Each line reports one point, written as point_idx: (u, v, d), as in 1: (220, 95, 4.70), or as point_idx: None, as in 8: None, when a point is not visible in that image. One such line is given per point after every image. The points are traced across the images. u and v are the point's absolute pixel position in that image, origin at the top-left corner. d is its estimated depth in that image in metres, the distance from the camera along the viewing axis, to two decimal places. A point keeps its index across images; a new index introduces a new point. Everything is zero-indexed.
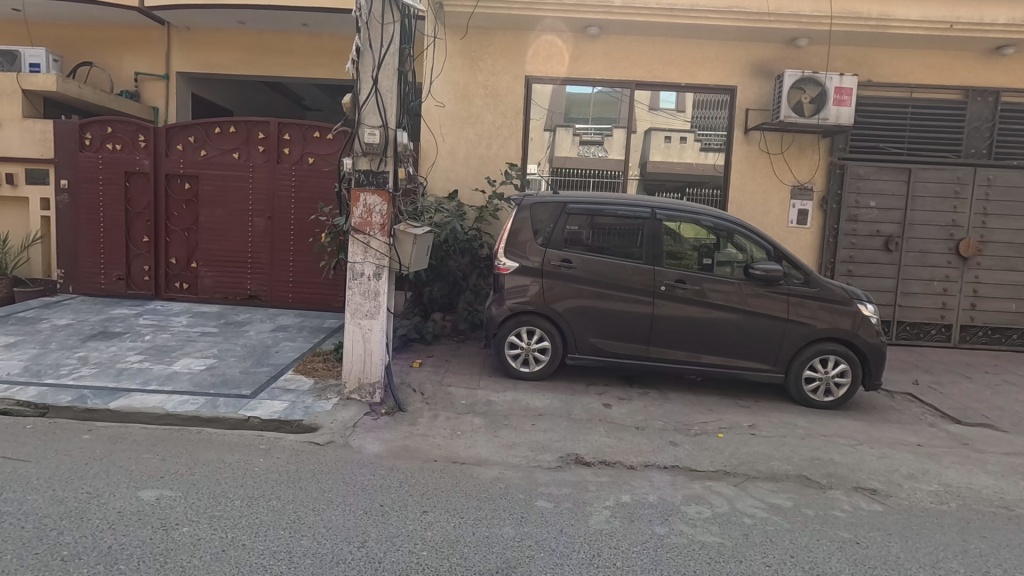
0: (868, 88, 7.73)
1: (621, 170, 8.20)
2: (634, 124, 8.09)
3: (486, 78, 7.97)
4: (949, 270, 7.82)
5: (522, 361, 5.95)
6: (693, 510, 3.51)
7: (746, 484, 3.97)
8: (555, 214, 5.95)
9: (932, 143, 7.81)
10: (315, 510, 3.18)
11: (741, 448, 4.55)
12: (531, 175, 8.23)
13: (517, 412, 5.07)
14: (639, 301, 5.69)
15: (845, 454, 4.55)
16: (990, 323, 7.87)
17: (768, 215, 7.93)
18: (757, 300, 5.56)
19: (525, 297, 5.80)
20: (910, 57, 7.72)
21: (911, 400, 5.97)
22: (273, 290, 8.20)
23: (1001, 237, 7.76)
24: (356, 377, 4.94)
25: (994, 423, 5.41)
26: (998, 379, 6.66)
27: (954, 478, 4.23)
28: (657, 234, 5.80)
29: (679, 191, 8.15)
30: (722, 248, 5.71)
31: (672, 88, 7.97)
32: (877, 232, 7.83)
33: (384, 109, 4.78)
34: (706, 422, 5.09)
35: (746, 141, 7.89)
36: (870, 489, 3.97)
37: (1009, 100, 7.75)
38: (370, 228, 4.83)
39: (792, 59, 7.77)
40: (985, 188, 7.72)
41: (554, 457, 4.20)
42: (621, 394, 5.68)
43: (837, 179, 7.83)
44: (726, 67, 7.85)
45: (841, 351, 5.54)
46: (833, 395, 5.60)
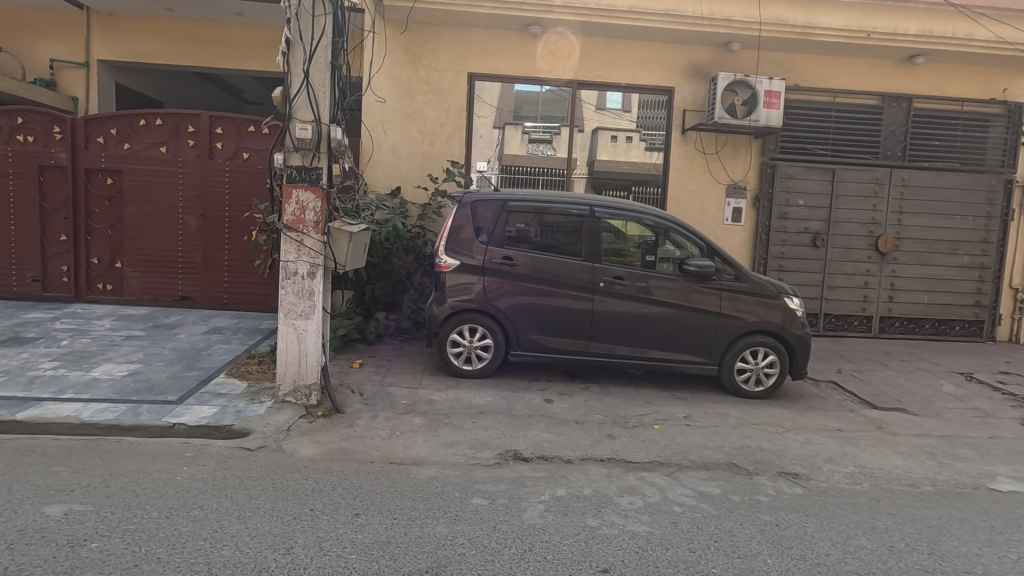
0: (797, 91, 8.10)
1: (568, 169, 8.28)
2: (580, 122, 8.19)
3: (428, 75, 7.91)
4: (870, 264, 8.32)
5: (464, 359, 5.93)
6: (626, 500, 3.60)
7: (678, 473, 4.10)
8: (498, 212, 5.97)
9: (854, 145, 8.26)
10: (240, 518, 3.06)
11: (675, 439, 4.70)
12: (479, 173, 8.23)
13: (459, 410, 5.06)
14: (580, 297, 5.78)
15: (772, 441, 4.77)
16: (906, 313, 8.43)
17: (705, 213, 8.22)
18: (693, 295, 5.74)
19: (468, 295, 5.79)
20: (834, 63, 8.13)
21: (834, 387, 6.34)
22: (207, 290, 7.85)
23: (915, 234, 8.31)
24: (291, 379, 4.80)
25: (907, 407, 5.80)
26: (912, 366, 7.15)
27: (869, 460, 4.50)
28: (597, 232, 5.89)
29: (625, 189, 8.32)
30: (662, 245, 5.86)
31: (617, 88, 8.12)
32: (805, 229, 8.25)
33: (316, 103, 4.66)
34: (644, 415, 5.23)
35: (684, 141, 8.15)
36: (793, 474, 4.17)
37: (922, 106, 8.27)
38: (303, 225, 4.71)
39: (727, 62, 8.06)
40: (900, 188, 8.25)
41: (493, 454, 4.22)
42: (563, 390, 5.76)
43: (769, 178, 8.18)
44: (665, 69, 8.06)
45: (770, 343, 5.80)
46: (763, 385, 5.85)
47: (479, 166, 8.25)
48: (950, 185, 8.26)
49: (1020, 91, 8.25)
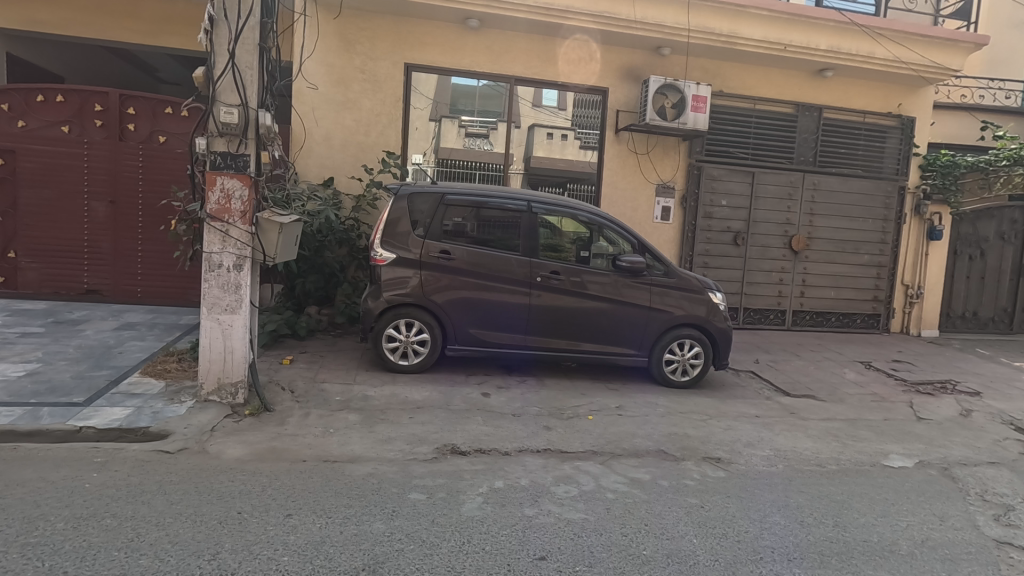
0: (721, 97, 8.54)
1: (505, 164, 8.31)
2: (517, 118, 8.24)
3: (363, 63, 7.69)
4: (784, 262, 8.94)
5: (401, 354, 5.86)
6: (562, 489, 3.69)
7: (611, 461, 4.25)
8: (435, 205, 5.92)
9: (772, 150, 8.81)
10: (159, 525, 2.88)
11: (608, 428, 4.88)
12: (415, 165, 8.10)
13: (395, 406, 4.99)
14: (517, 292, 5.84)
15: (697, 428, 5.05)
16: (816, 307, 9.13)
17: (636, 211, 8.53)
18: (625, 290, 5.94)
19: (404, 290, 5.72)
20: (754, 72, 8.63)
21: (753, 376, 6.78)
22: (118, 283, 7.27)
23: (823, 234, 9.01)
24: (215, 377, 4.55)
25: (815, 394, 6.30)
26: (820, 356, 7.76)
27: (782, 443, 4.86)
28: (534, 228, 5.97)
29: (561, 186, 8.48)
30: (596, 241, 6.03)
31: (553, 87, 8.25)
32: (727, 228, 8.75)
33: (243, 87, 4.42)
34: (578, 406, 5.38)
35: (617, 141, 8.40)
36: (716, 458, 4.43)
37: (831, 116, 8.93)
38: (228, 215, 4.47)
39: (657, 66, 8.37)
40: (811, 191, 8.91)
41: (430, 449, 4.19)
42: (500, 383, 5.82)
43: (695, 179, 8.59)
44: (600, 69, 8.27)
45: (695, 335, 6.11)
46: (689, 375, 6.16)
47: (414, 158, 8.11)
48: (853, 190, 9.01)
49: (913, 107, 9.09)
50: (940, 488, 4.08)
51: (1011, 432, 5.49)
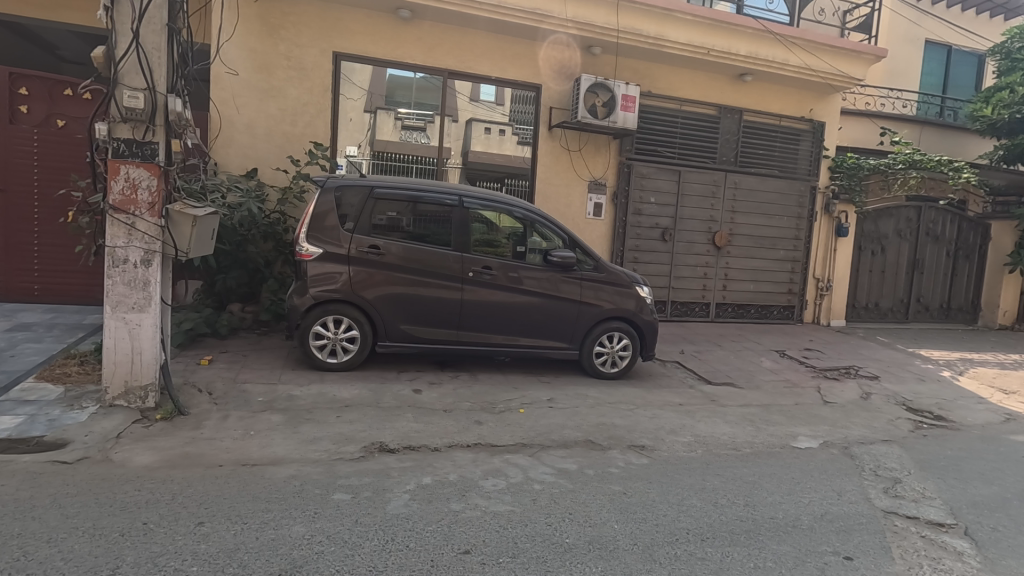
0: (650, 97, 8.82)
1: (443, 158, 8.22)
2: (453, 112, 8.18)
3: (288, 49, 7.39)
4: (708, 257, 9.38)
5: (329, 351, 5.70)
6: (490, 483, 3.72)
7: (540, 452, 4.32)
8: (364, 199, 5.78)
9: (697, 150, 9.19)
10: (51, 541, 2.67)
11: (538, 421, 4.95)
12: (350, 158, 7.88)
13: (322, 405, 4.86)
14: (448, 287, 5.80)
15: (624, 417, 5.22)
16: (737, 300, 9.64)
17: (570, 207, 8.68)
18: (556, 285, 6.04)
19: (332, 286, 5.56)
20: (681, 74, 8.96)
21: (678, 367, 7.08)
22: (9, 280, 6.63)
23: (744, 231, 9.51)
24: (122, 380, 4.25)
25: (734, 381, 6.67)
26: (740, 346, 8.22)
27: (703, 429, 5.12)
28: (466, 223, 5.95)
29: (498, 181, 8.49)
30: (528, 236, 6.09)
31: (489, 82, 8.24)
32: (656, 225, 9.06)
33: (150, 70, 4.14)
34: (510, 400, 5.43)
35: (550, 137, 8.51)
36: (640, 446, 4.60)
37: (750, 118, 9.42)
38: (135, 207, 4.18)
39: (589, 65, 8.53)
40: (732, 190, 9.39)
41: (357, 448, 4.11)
42: (432, 379, 5.78)
43: (625, 176, 8.84)
44: (534, 66, 8.34)
45: (624, 328, 6.30)
46: (618, 366, 6.35)
47: (349, 150, 7.89)
48: (770, 189, 9.57)
49: (823, 112, 9.74)
50: (840, 466, 4.43)
51: (903, 412, 6.02)
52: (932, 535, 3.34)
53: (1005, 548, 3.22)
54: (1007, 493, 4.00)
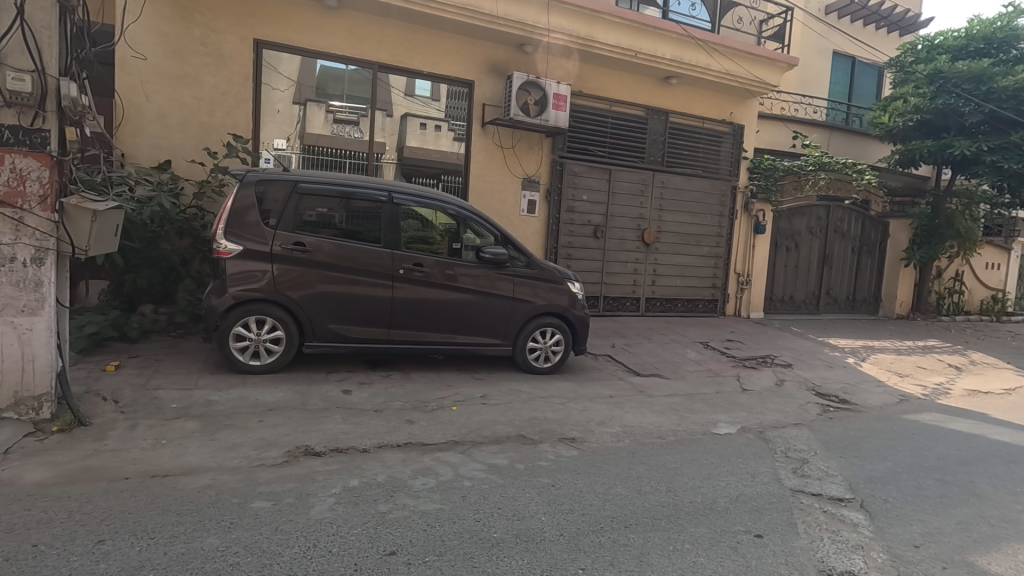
0: (581, 97, 9.00)
1: (378, 153, 8.06)
2: (387, 106, 8.03)
3: (203, 34, 6.98)
4: (638, 253, 9.69)
5: (252, 354, 5.46)
6: (419, 482, 3.68)
7: (471, 449, 4.32)
8: (287, 194, 5.55)
9: (626, 149, 9.47)
10: None
11: (471, 418, 4.95)
12: (278, 151, 7.59)
13: (243, 409, 4.64)
14: (378, 285, 5.68)
15: (555, 411, 5.31)
16: (665, 295, 10.01)
17: (503, 203, 8.72)
18: (488, 281, 6.04)
19: (253, 285, 5.32)
20: (610, 75, 9.19)
21: (609, 360, 7.29)
22: None
23: (670, 228, 9.90)
24: (9, 390, 3.87)
25: (661, 373, 6.95)
26: (668, 338, 8.56)
27: (630, 420, 5.30)
28: (396, 219, 5.83)
29: (435, 177, 8.40)
30: (460, 233, 6.06)
31: (424, 77, 8.14)
32: (588, 222, 9.27)
33: (37, 50, 3.78)
34: (443, 397, 5.40)
35: (483, 134, 8.50)
36: (570, 439, 4.69)
37: (676, 120, 9.80)
38: (22, 200, 3.82)
39: (521, 63, 8.59)
40: (659, 189, 9.74)
41: (280, 453, 3.95)
42: (362, 379, 5.65)
43: (558, 174, 8.98)
44: (466, 62, 8.30)
45: (556, 324, 6.40)
46: (551, 361, 6.45)
47: (277, 143, 7.60)
48: (695, 188, 10.00)
49: (742, 115, 10.28)
50: (755, 449, 4.71)
51: (812, 397, 6.48)
52: (833, 509, 3.61)
53: (894, 517, 3.53)
54: (898, 468, 4.39)
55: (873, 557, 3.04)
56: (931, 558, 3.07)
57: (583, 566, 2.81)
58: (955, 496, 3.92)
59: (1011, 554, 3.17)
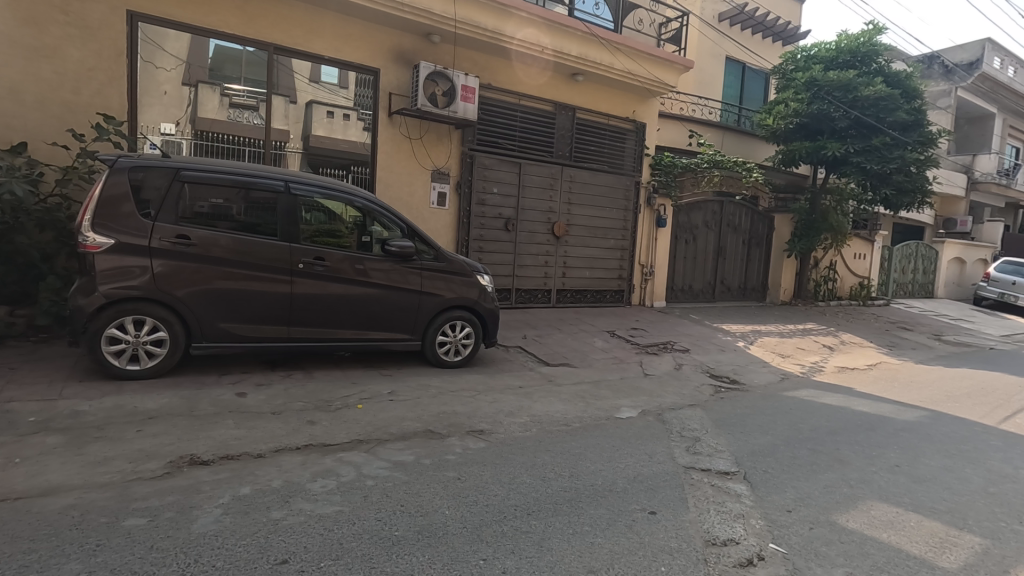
0: (490, 90, 9.01)
1: (282, 142, 7.66)
2: (290, 92, 7.64)
3: (65, 2, 6.25)
4: (548, 246, 9.88)
5: (129, 357, 4.97)
6: (318, 484, 3.53)
7: (376, 447, 4.20)
8: (169, 182, 5.10)
9: (536, 143, 9.60)
10: None
11: (377, 415, 4.82)
12: (166, 135, 7.03)
13: (118, 419, 4.21)
14: (275, 280, 5.36)
15: (465, 404, 5.30)
16: (575, 286, 10.29)
17: (413, 196, 8.54)
18: (395, 275, 5.89)
19: (129, 282, 4.84)
20: (518, 69, 9.26)
21: (520, 351, 7.39)
22: None
23: (579, 221, 10.17)
24: None
25: (570, 362, 7.15)
26: (577, 328, 8.82)
27: (538, 409, 5.40)
28: (294, 210, 5.51)
29: (344, 168, 8.11)
30: (365, 225, 5.86)
31: (331, 63, 7.81)
32: (499, 215, 9.31)
33: None
34: (348, 396, 5.21)
35: (390, 124, 8.26)
36: (478, 431, 4.70)
37: (583, 116, 10.07)
38: None
39: (428, 52, 8.43)
40: (568, 183, 9.98)
41: (161, 464, 3.63)
42: (259, 381, 5.33)
43: (468, 167, 8.94)
44: (372, 49, 8.02)
45: (466, 317, 6.37)
46: (461, 354, 6.43)
47: (164, 128, 7.03)
48: (601, 183, 10.35)
49: (644, 114, 10.75)
50: (653, 431, 4.97)
51: (706, 379, 6.94)
52: (719, 483, 3.88)
53: (771, 486, 3.86)
54: (777, 440, 4.81)
55: (752, 524, 3.30)
56: (800, 520, 3.38)
57: (484, 557, 2.81)
58: (823, 462, 4.36)
59: (866, 511, 3.57)
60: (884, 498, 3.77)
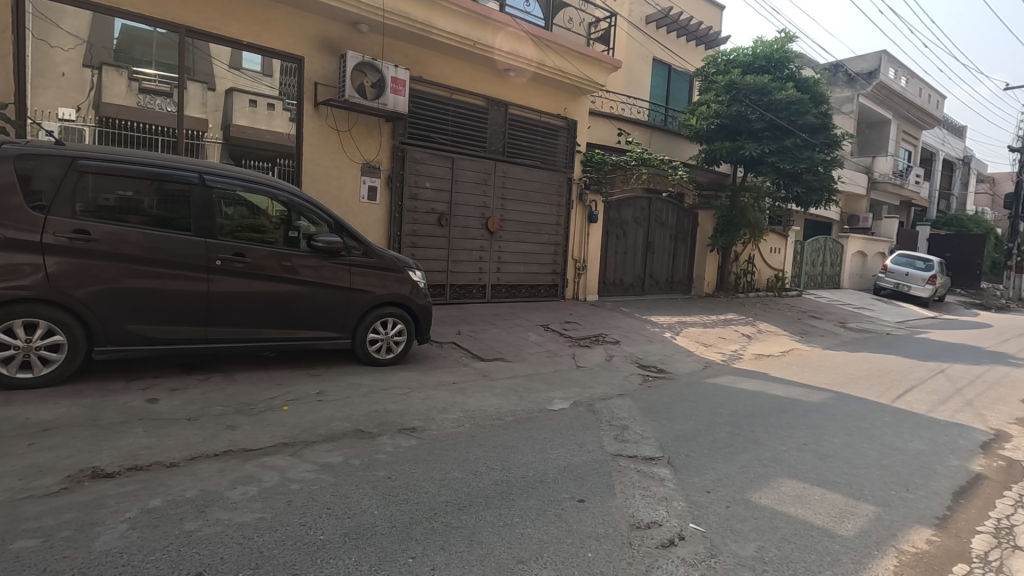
0: (421, 83, 8.86)
1: (200, 131, 7.25)
2: (208, 79, 7.23)
3: None
4: (482, 241, 9.87)
5: (20, 365, 4.52)
6: (238, 492, 3.36)
7: (302, 450, 4.05)
8: (64, 173, 4.67)
9: (468, 138, 9.55)
10: None
11: (304, 417, 4.65)
12: (65, 121, 6.55)
13: (7, 433, 3.83)
14: (189, 278, 5.03)
15: (397, 402, 5.21)
16: (509, 281, 10.35)
17: (342, 189, 8.29)
18: (321, 271, 5.68)
19: (17, 281, 4.40)
20: (450, 63, 9.18)
21: (454, 346, 7.35)
22: None
23: (513, 216, 10.23)
24: None
25: (504, 356, 7.19)
26: (512, 322, 8.88)
27: (472, 404, 5.39)
28: (210, 204, 5.20)
29: (269, 160, 7.76)
30: (289, 220, 5.62)
31: (252, 49, 7.43)
32: (432, 210, 9.20)
33: None
34: (272, 398, 4.99)
35: (317, 115, 7.95)
36: (410, 428, 4.63)
37: (515, 112, 10.12)
38: None
39: (356, 42, 8.18)
40: (501, 178, 10.00)
41: (58, 480, 3.33)
42: (174, 386, 5.00)
43: (399, 161, 8.77)
44: (295, 35, 7.68)
45: (398, 313, 6.24)
46: (393, 352, 6.31)
47: (62, 113, 6.55)
48: (534, 179, 10.44)
49: (575, 111, 10.94)
50: (584, 421, 5.09)
51: (635, 369, 7.20)
52: (644, 468, 4.03)
53: (692, 469, 4.05)
54: (699, 425, 5.06)
55: (674, 506, 3.46)
56: (718, 500, 3.58)
57: (413, 555, 2.78)
58: (740, 444, 4.63)
59: (777, 488, 3.82)
60: (792, 475, 4.06)
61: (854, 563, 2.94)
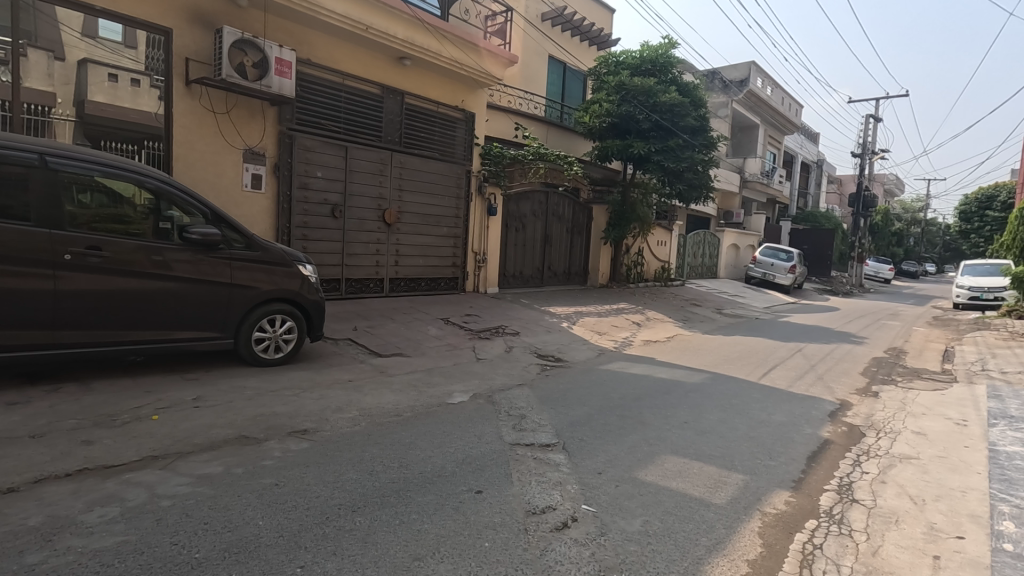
0: (309, 66, 8.37)
1: (47, 106, 6.41)
2: (56, 47, 6.38)
3: None
4: (379, 234, 9.57)
5: None
6: (95, 514, 2.99)
7: (175, 462, 3.70)
8: None
9: (362, 126, 9.19)
10: None
11: (178, 426, 4.24)
12: None
13: None
14: (29, 275, 4.38)
15: (286, 404, 4.91)
16: (408, 275, 10.14)
17: (221, 177, 7.64)
18: (197, 266, 5.19)
19: None
20: (341, 47, 8.76)
21: (350, 343, 7.07)
22: None
23: (411, 209, 10.02)
24: None
25: (402, 351, 7.04)
26: (411, 316, 8.73)
27: (368, 402, 5.22)
28: (58, 190, 4.56)
29: (134, 143, 7.00)
30: (157, 209, 5.07)
31: (109, 17, 6.61)
32: (324, 201, 8.76)
33: None
34: (139, 407, 4.50)
35: (189, 94, 7.24)
36: (301, 431, 4.39)
37: (412, 101, 9.90)
38: None
39: (234, 17, 7.54)
40: (398, 169, 9.74)
41: None
42: (12, 399, 4.34)
43: (287, 148, 8.24)
44: (161, 4, 6.92)
45: (287, 310, 5.88)
46: (283, 351, 5.93)
47: None
48: (432, 171, 10.30)
49: (473, 104, 10.94)
50: (484, 413, 5.13)
51: (533, 358, 7.38)
52: (540, 455, 4.15)
53: (585, 452, 4.23)
54: (592, 410, 5.30)
55: (568, 489, 3.59)
56: (609, 480, 3.77)
57: (302, 564, 2.64)
58: (629, 425, 4.91)
59: (661, 465, 4.10)
60: (675, 451, 4.37)
61: (726, 528, 3.23)
